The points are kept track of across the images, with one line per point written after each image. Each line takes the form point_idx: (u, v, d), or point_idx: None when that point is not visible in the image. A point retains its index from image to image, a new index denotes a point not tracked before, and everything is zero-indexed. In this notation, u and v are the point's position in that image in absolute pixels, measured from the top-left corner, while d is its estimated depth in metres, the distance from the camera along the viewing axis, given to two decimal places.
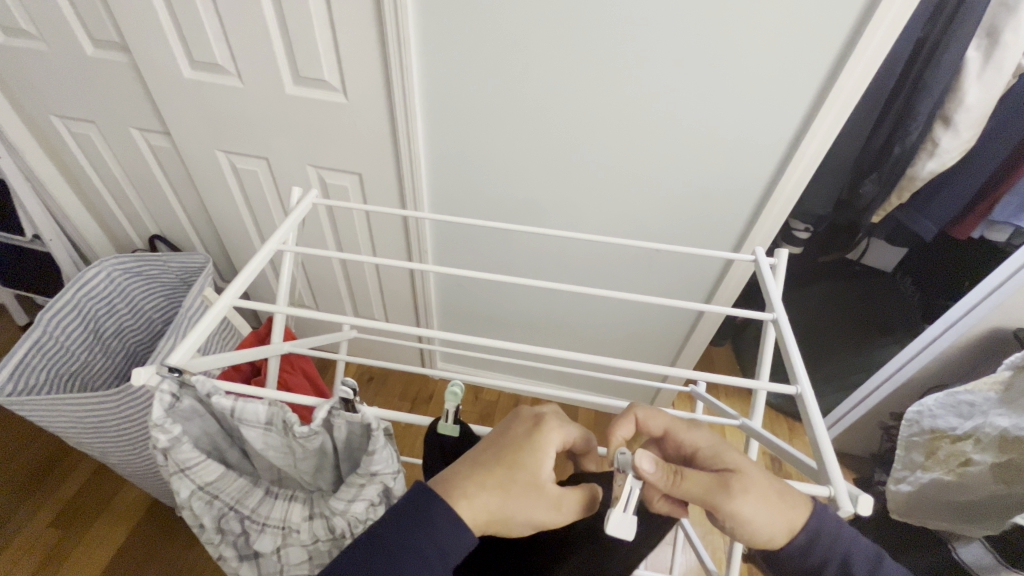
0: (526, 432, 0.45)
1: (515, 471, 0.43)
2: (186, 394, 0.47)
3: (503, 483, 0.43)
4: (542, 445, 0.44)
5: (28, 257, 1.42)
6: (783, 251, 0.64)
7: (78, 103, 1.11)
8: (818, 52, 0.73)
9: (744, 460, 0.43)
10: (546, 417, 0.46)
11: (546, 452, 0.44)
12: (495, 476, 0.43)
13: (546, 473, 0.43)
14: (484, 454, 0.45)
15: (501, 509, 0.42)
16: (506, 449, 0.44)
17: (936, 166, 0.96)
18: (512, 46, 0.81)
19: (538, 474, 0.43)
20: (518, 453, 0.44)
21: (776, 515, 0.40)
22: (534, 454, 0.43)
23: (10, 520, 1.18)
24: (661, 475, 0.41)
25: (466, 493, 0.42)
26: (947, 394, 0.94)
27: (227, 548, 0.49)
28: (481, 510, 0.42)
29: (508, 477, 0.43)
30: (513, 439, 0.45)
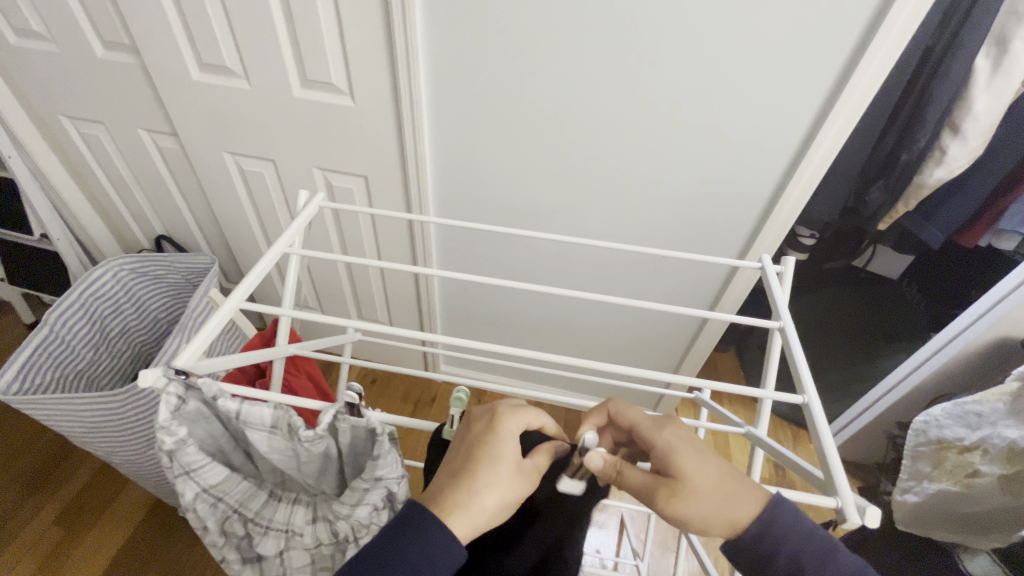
0: (487, 428, 0.46)
1: (497, 465, 0.44)
2: (192, 396, 0.46)
3: (490, 481, 0.43)
4: (506, 433, 0.45)
5: (36, 256, 1.43)
6: (789, 259, 0.63)
7: (88, 105, 1.12)
8: (825, 60, 0.73)
9: (695, 468, 0.44)
10: (501, 408, 0.47)
11: (504, 437, 0.45)
12: (477, 476, 0.44)
13: (504, 459, 0.44)
14: (457, 455, 0.46)
15: (491, 509, 0.43)
16: (475, 444, 0.45)
17: (943, 174, 0.95)
18: (519, 52, 0.82)
19: (498, 459, 0.44)
20: (490, 448, 0.44)
21: (714, 514, 0.42)
22: (504, 447, 0.44)
23: (13, 518, 1.19)
24: (603, 473, 0.46)
25: (456, 502, 0.43)
26: (954, 403, 0.92)
27: (230, 551, 0.49)
28: (473, 516, 0.43)
29: (491, 474, 0.44)
30: (478, 435, 0.46)
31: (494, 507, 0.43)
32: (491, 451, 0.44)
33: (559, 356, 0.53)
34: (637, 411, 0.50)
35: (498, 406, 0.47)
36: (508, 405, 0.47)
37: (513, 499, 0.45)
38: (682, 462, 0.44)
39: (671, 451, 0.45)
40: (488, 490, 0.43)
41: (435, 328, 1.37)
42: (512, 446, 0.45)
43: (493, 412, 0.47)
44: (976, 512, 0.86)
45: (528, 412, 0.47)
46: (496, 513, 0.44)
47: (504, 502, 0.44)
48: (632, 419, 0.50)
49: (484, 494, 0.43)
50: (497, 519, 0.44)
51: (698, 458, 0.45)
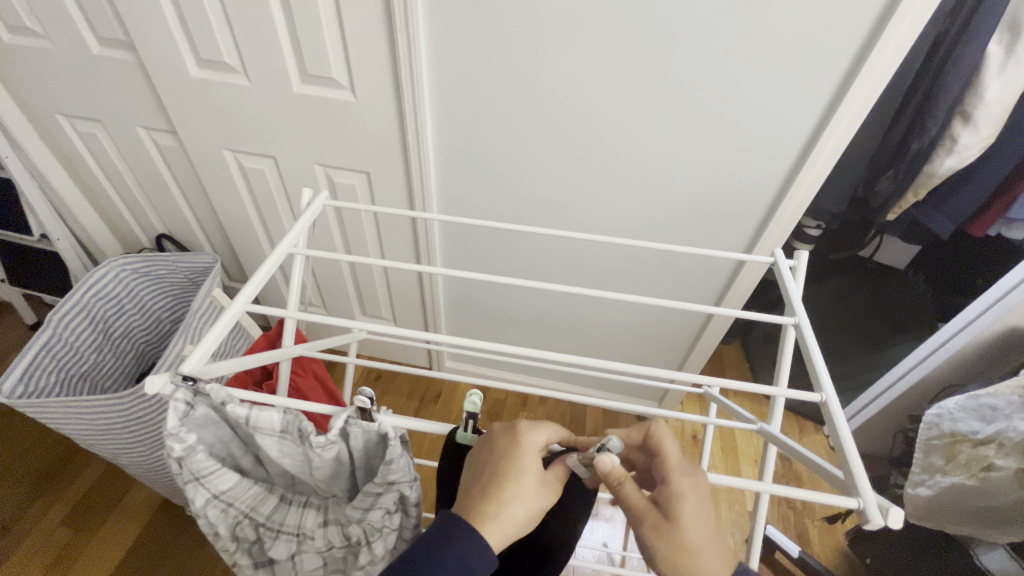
0: (510, 446, 0.45)
1: (520, 477, 0.43)
2: (201, 402, 0.46)
3: (516, 492, 0.43)
4: (529, 448, 0.45)
5: (35, 256, 1.42)
6: (803, 252, 0.62)
7: (85, 103, 1.10)
8: (837, 48, 0.71)
9: (696, 528, 0.43)
10: (521, 425, 0.46)
11: (527, 453, 0.45)
12: (503, 489, 0.43)
13: (529, 474, 0.44)
14: (480, 473, 0.45)
15: (519, 520, 0.43)
16: (498, 459, 0.45)
17: (954, 162, 0.92)
18: (523, 45, 0.80)
19: (521, 473, 0.44)
20: (514, 464, 0.44)
21: (679, 570, 0.42)
22: (528, 461, 0.44)
23: (23, 519, 1.19)
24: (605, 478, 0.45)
25: (487, 513, 0.42)
26: (968, 396, 0.91)
27: (242, 556, 0.49)
28: (506, 529, 0.42)
29: (517, 487, 0.43)
30: (499, 448, 0.45)
31: (522, 518, 0.43)
32: (514, 466, 0.44)
33: (571, 356, 0.51)
34: (671, 443, 0.47)
35: (517, 422, 0.47)
36: (526, 421, 0.47)
37: (540, 509, 0.45)
38: (685, 513, 0.44)
39: (683, 497, 0.44)
40: (516, 501, 0.43)
41: (439, 324, 1.36)
42: (536, 459, 0.44)
43: (513, 428, 0.46)
44: (990, 506, 0.86)
45: (550, 427, 0.47)
46: (523, 525, 0.44)
47: (530, 514, 0.44)
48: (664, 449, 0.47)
49: (513, 505, 0.43)
50: (526, 529, 0.44)
51: (701, 521, 0.44)
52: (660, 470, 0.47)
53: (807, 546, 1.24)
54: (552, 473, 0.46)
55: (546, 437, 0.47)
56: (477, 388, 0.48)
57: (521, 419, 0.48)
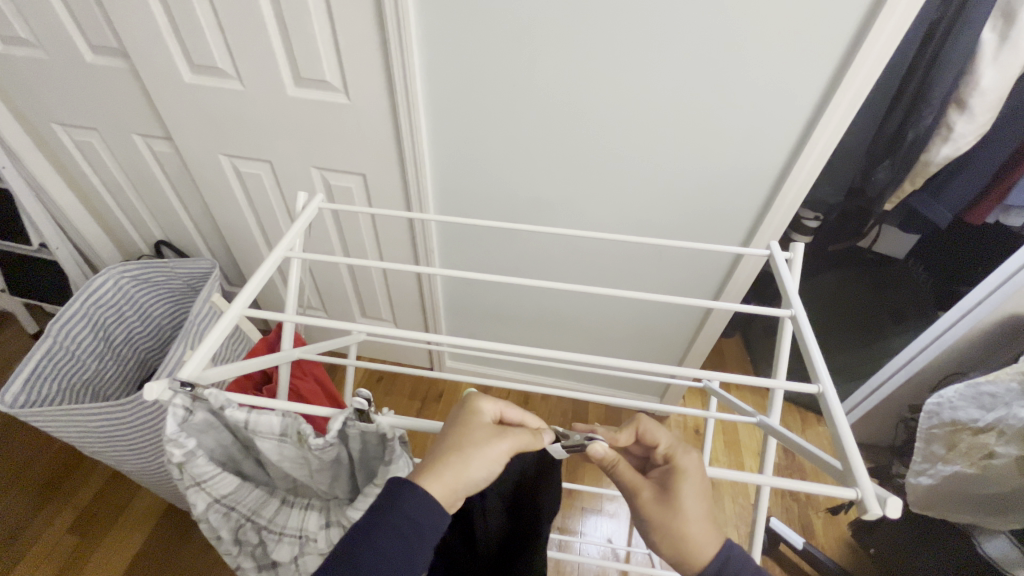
0: (463, 412, 0.47)
1: (462, 429, 0.45)
2: (200, 407, 0.46)
3: (465, 446, 0.44)
4: (475, 409, 0.47)
5: (34, 265, 1.42)
6: (799, 244, 0.62)
7: (80, 111, 1.11)
8: (830, 39, 0.71)
9: (694, 500, 0.45)
10: (473, 394, 0.49)
11: (470, 412, 0.47)
12: (444, 441, 0.44)
13: (471, 425, 0.46)
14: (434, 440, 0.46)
15: (465, 468, 0.43)
16: (453, 423, 0.46)
17: (951, 151, 0.91)
18: (515, 43, 0.80)
19: (463, 426, 0.46)
20: (457, 420, 0.46)
21: (677, 542, 0.44)
22: (472, 418, 0.46)
23: (28, 527, 1.20)
24: (601, 463, 0.47)
25: (433, 465, 0.43)
26: (968, 384, 0.91)
27: (245, 559, 0.49)
28: (453, 478, 0.42)
29: (456, 436, 0.45)
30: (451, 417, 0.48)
31: (463, 464, 0.43)
32: (458, 422, 0.46)
33: (569, 353, 0.51)
34: (665, 431, 0.49)
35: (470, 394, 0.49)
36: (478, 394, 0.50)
37: (487, 462, 0.43)
38: (688, 486, 0.46)
39: (685, 471, 0.47)
40: (463, 454, 0.43)
41: (439, 324, 1.36)
42: (477, 414, 0.47)
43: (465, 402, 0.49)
44: (993, 494, 0.86)
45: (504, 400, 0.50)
46: (465, 475, 0.43)
47: (473, 465, 0.43)
48: (656, 438, 0.49)
49: (450, 451, 0.43)
50: (471, 483, 0.43)
51: (699, 493, 0.46)
52: (661, 450, 0.49)
53: (812, 538, 1.24)
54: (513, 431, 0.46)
55: (503, 410, 0.49)
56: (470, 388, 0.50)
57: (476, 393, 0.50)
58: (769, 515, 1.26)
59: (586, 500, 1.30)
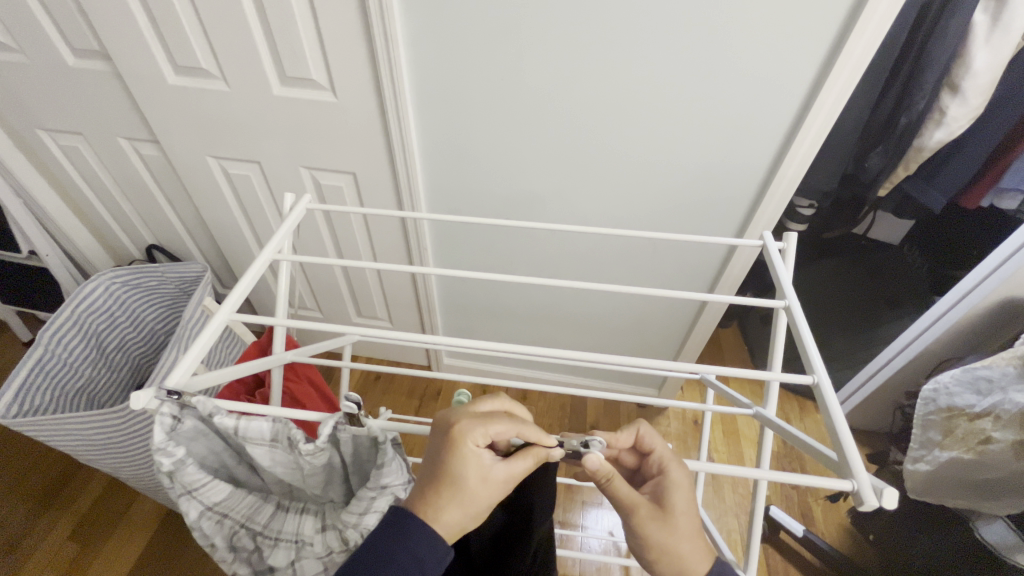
0: (447, 454, 0.43)
1: (458, 483, 0.42)
2: (188, 414, 0.45)
3: (460, 493, 0.42)
4: (467, 453, 0.43)
5: (25, 273, 1.41)
6: (791, 234, 0.61)
7: (64, 116, 1.09)
8: (821, 24, 0.70)
9: (686, 514, 0.45)
10: (457, 430, 0.43)
11: (463, 460, 0.42)
12: (440, 495, 0.42)
13: (466, 475, 0.42)
14: (425, 471, 0.44)
15: (463, 519, 0.43)
16: (440, 466, 0.43)
17: (944, 136, 0.93)
18: (503, 36, 0.79)
19: (458, 477, 0.42)
20: (451, 470, 0.42)
21: (674, 560, 0.44)
22: (466, 468, 0.42)
23: (27, 537, 1.19)
24: (592, 475, 0.45)
25: (431, 514, 0.42)
26: (964, 369, 0.91)
27: (241, 566, 0.48)
28: (454, 523, 0.42)
29: (454, 491, 0.42)
30: (440, 448, 0.44)
31: (461, 518, 0.42)
32: (452, 471, 0.42)
33: (561, 350, 0.51)
34: (662, 439, 0.49)
35: (454, 425, 0.44)
36: (466, 423, 0.44)
37: (485, 507, 0.44)
38: (681, 501, 0.46)
39: (679, 483, 0.47)
40: (458, 502, 0.42)
41: (434, 322, 1.36)
42: (470, 463, 0.42)
43: (451, 432, 0.44)
44: (989, 478, 0.86)
45: (490, 423, 0.45)
46: (465, 523, 0.43)
47: (471, 513, 0.43)
48: (654, 446, 0.49)
49: (449, 507, 0.42)
50: (471, 525, 0.44)
51: (690, 506, 0.46)
52: (657, 462, 0.48)
53: (812, 526, 1.25)
54: (514, 465, 0.44)
55: (489, 436, 0.44)
56: (456, 421, 0.45)
57: (459, 418, 0.45)
58: (769, 504, 1.26)
59: (587, 495, 1.31)
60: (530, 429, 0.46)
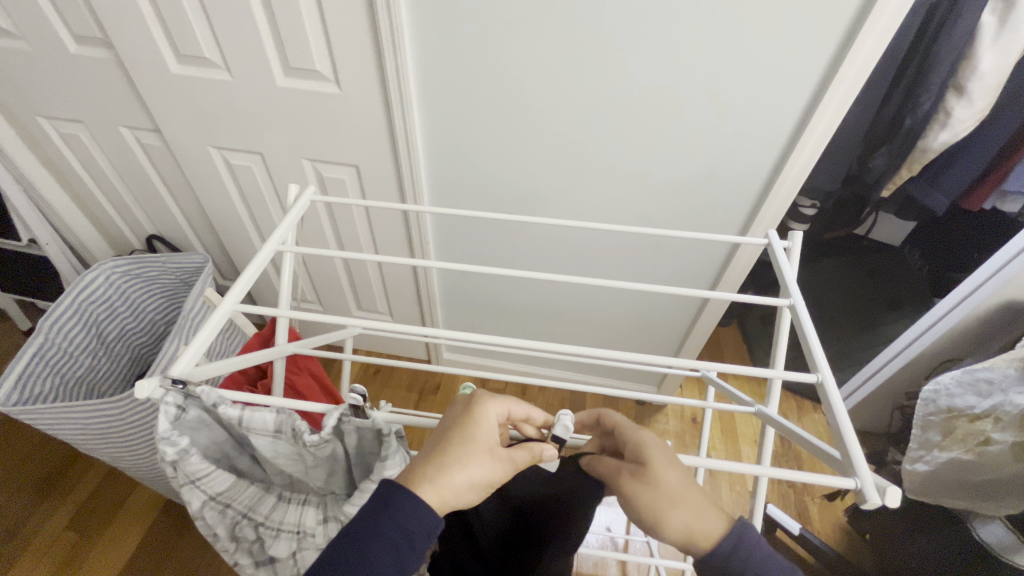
0: (465, 414, 0.45)
1: (470, 446, 0.43)
2: (192, 404, 0.45)
3: (467, 455, 0.43)
4: (482, 418, 0.44)
5: (24, 261, 1.40)
6: (797, 233, 0.61)
7: (65, 104, 1.08)
8: (829, 23, 0.70)
9: (668, 471, 0.43)
10: (479, 394, 0.46)
11: (479, 422, 0.44)
12: (448, 455, 0.43)
13: (479, 435, 0.43)
14: (435, 438, 0.44)
15: (463, 487, 0.42)
16: (453, 427, 0.44)
17: (949, 137, 0.93)
18: (510, 29, 0.78)
19: (470, 440, 0.43)
20: (465, 431, 0.44)
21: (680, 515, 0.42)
22: (479, 431, 0.44)
23: (24, 525, 1.19)
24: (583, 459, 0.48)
25: (427, 477, 0.42)
26: (965, 371, 0.92)
27: (242, 557, 0.48)
28: (454, 488, 0.42)
29: (463, 452, 0.43)
30: (457, 415, 0.45)
31: (463, 486, 0.42)
32: (466, 431, 0.44)
33: (566, 345, 0.50)
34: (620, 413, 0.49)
35: (477, 393, 0.46)
36: (486, 390, 0.46)
37: (486, 484, 0.43)
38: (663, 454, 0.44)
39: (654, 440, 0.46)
40: (461, 467, 0.42)
41: (435, 317, 1.35)
42: (486, 428, 0.44)
43: (472, 397, 0.46)
44: (986, 481, 0.87)
45: (508, 399, 0.47)
46: (465, 495, 0.42)
47: (475, 483, 0.43)
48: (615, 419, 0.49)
49: (453, 470, 0.42)
50: (469, 500, 0.43)
51: (673, 459, 0.44)
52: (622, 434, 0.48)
53: (808, 523, 1.26)
54: (516, 450, 0.45)
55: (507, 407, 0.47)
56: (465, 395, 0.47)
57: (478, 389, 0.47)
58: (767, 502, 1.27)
59: None
60: (539, 411, 0.50)
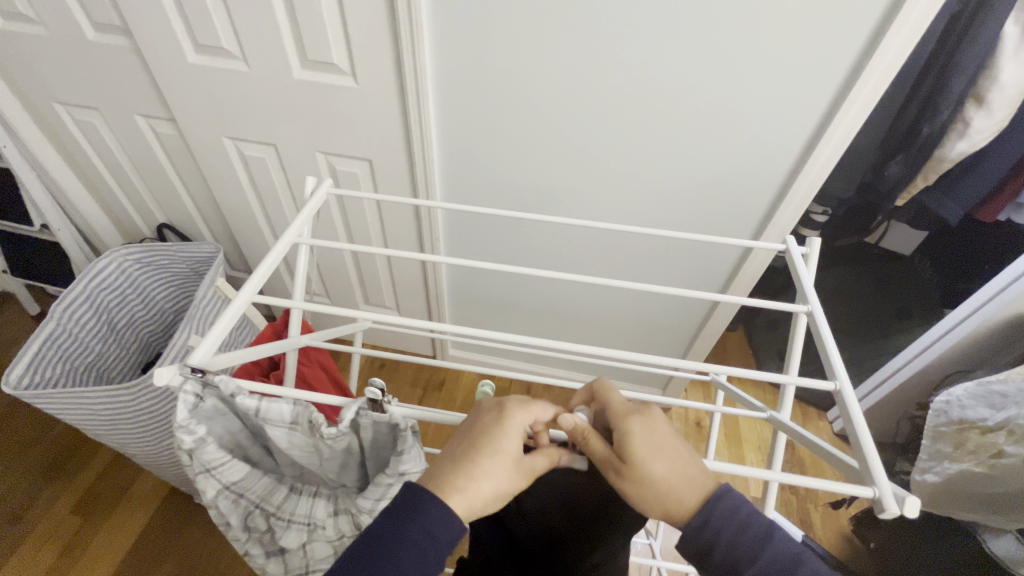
0: (494, 419, 0.44)
1: (498, 456, 0.43)
2: (209, 394, 0.45)
3: (495, 465, 0.42)
4: (512, 428, 0.44)
5: (37, 246, 1.41)
6: (815, 239, 0.61)
7: (81, 91, 1.09)
8: (851, 31, 0.70)
9: (652, 462, 0.43)
10: (508, 401, 0.45)
11: (507, 432, 0.43)
12: (478, 464, 0.42)
13: (505, 445, 0.43)
14: (458, 445, 0.44)
15: (490, 495, 0.42)
16: (479, 432, 0.44)
17: (966, 147, 0.92)
18: (530, 29, 0.78)
19: (498, 450, 0.43)
20: (494, 440, 0.43)
21: (664, 498, 0.43)
22: (508, 440, 0.43)
23: (30, 508, 1.20)
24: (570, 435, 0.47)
25: (455, 485, 0.41)
26: (978, 383, 0.93)
27: (253, 545, 0.49)
28: (481, 497, 0.42)
29: (491, 462, 0.42)
30: (485, 424, 0.45)
31: (491, 495, 0.42)
32: (495, 441, 0.43)
33: (582, 345, 0.50)
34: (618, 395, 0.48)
35: (505, 400, 0.46)
36: (516, 400, 0.46)
37: (509, 492, 0.43)
38: (642, 448, 0.43)
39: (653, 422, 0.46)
40: (489, 476, 0.42)
41: (442, 313, 1.36)
42: (517, 439, 0.43)
43: (501, 406, 0.45)
44: (999, 493, 0.86)
45: (534, 409, 0.46)
46: (491, 502, 0.43)
47: (501, 492, 0.43)
48: (609, 398, 0.48)
49: (481, 479, 0.42)
50: (492, 507, 0.43)
51: (659, 449, 0.44)
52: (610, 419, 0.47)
53: (811, 530, 1.25)
54: (531, 456, 0.45)
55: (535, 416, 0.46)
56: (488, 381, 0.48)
57: (507, 397, 0.47)
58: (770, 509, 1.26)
59: None
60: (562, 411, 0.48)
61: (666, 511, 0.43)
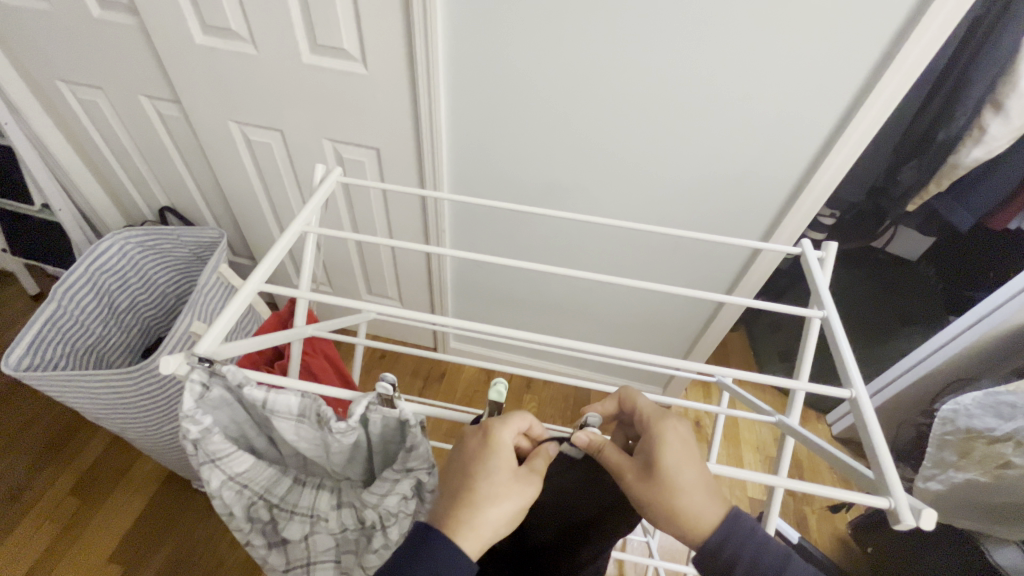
0: (478, 445, 0.44)
1: (494, 480, 0.42)
2: (216, 383, 0.45)
3: (493, 488, 0.42)
4: (499, 446, 0.43)
5: (36, 226, 1.40)
6: (831, 243, 0.60)
7: (85, 69, 1.07)
8: (873, 34, 0.68)
9: (681, 459, 0.44)
10: (490, 422, 0.44)
11: (497, 455, 0.43)
12: (477, 493, 0.42)
13: (498, 469, 0.42)
14: (454, 474, 0.44)
15: (497, 523, 0.42)
16: (469, 459, 0.43)
17: (982, 154, 0.91)
18: (546, 22, 0.77)
19: (490, 475, 0.42)
20: (485, 464, 0.43)
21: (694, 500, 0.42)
22: (500, 460, 0.43)
23: (26, 490, 1.20)
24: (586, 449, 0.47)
25: (460, 520, 0.41)
26: (986, 393, 0.92)
27: (255, 537, 0.48)
28: (492, 524, 0.41)
29: (488, 487, 0.42)
30: (472, 447, 0.44)
31: (500, 520, 0.42)
32: (486, 466, 0.43)
33: (595, 345, 0.49)
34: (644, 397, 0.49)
35: (487, 421, 0.45)
36: (496, 416, 0.45)
37: (523, 507, 0.43)
38: (668, 443, 0.45)
39: (658, 427, 0.46)
40: (493, 502, 0.42)
41: (445, 306, 1.35)
42: (506, 458, 0.43)
43: (484, 428, 0.45)
44: (1004, 502, 0.90)
45: (515, 420, 0.45)
46: (505, 527, 0.42)
47: (512, 513, 0.42)
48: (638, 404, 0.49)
49: (486, 507, 0.41)
50: (509, 529, 0.43)
51: (682, 446, 0.45)
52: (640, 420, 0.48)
53: (806, 532, 1.26)
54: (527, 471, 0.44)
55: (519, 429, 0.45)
56: (502, 378, 0.46)
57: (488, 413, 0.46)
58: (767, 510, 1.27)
59: None
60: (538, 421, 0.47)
61: (699, 519, 0.42)
